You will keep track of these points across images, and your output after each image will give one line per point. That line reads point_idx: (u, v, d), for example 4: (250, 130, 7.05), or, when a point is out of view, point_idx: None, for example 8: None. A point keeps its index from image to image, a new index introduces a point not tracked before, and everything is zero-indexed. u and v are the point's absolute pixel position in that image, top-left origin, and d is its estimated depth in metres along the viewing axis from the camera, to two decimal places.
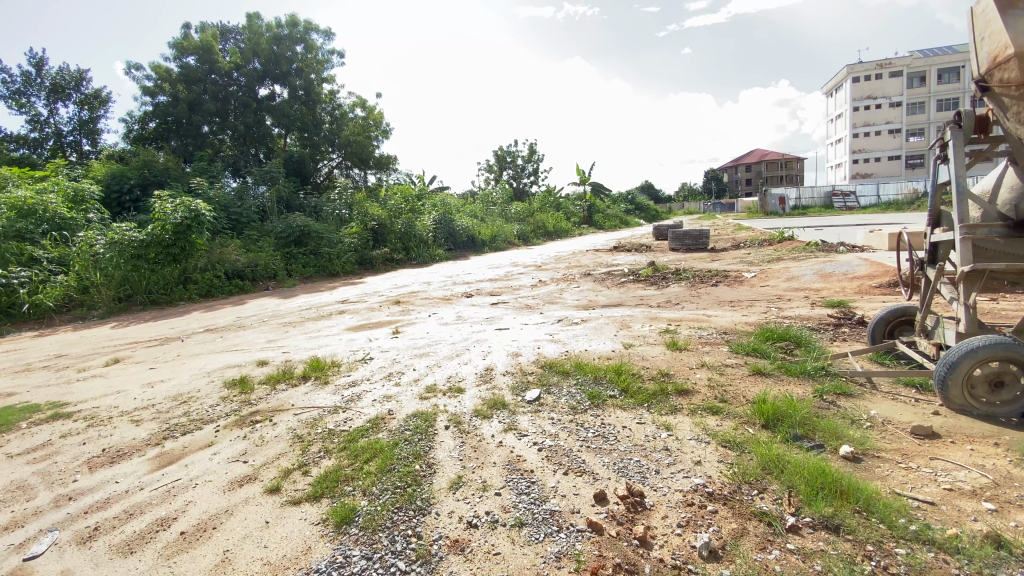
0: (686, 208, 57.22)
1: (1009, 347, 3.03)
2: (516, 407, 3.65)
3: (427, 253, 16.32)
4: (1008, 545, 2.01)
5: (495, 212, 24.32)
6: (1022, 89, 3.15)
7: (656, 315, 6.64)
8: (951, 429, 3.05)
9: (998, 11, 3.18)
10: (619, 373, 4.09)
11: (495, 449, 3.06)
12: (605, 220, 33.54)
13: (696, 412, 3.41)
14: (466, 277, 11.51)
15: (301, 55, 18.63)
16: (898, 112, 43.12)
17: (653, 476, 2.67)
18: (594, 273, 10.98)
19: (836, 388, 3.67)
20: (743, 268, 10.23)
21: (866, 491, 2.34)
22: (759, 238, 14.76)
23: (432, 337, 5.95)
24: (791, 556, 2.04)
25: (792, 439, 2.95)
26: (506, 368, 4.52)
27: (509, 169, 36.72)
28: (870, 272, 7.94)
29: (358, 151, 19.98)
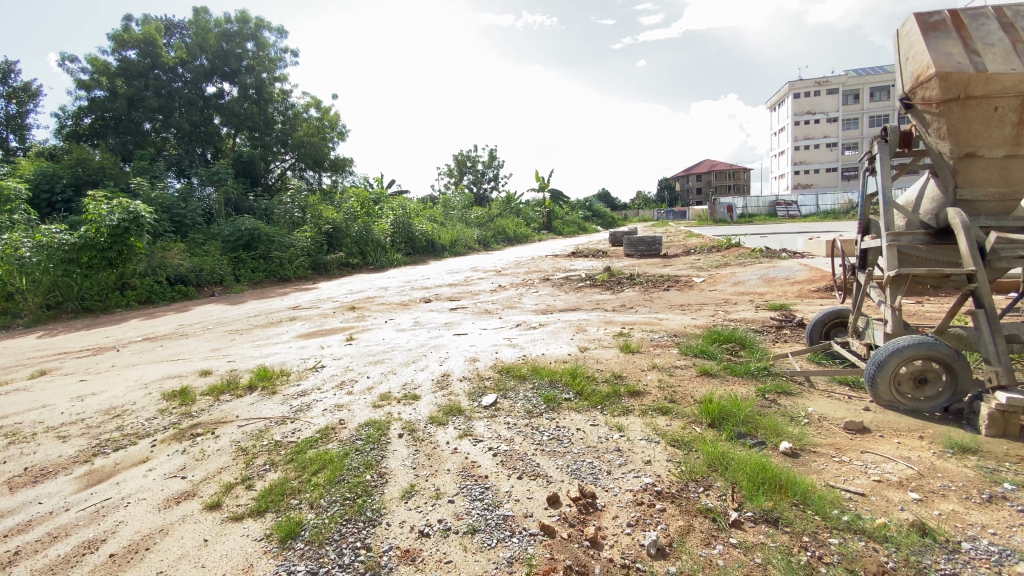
0: (641, 215, 58.95)
1: (931, 346, 3.25)
2: (472, 412, 3.62)
3: (385, 258, 16.05)
4: (931, 533, 2.15)
5: (455, 216, 24.20)
6: (943, 106, 3.41)
7: (611, 319, 6.77)
8: (881, 424, 3.25)
9: (923, 34, 3.47)
10: (574, 376, 4.14)
11: (449, 455, 3.01)
12: (564, 226, 34.04)
13: (647, 413, 3.48)
14: (424, 282, 11.37)
15: (252, 53, 17.95)
16: (835, 127, 45.95)
17: (605, 476, 2.71)
18: (553, 278, 11.11)
19: (777, 388, 3.84)
20: (694, 273, 10.60)
21: (803, 485, 2.45)
22: (710, 244, 15.36)
23: (387, 343, 5.84)
24: (733, 550, 2.10)
25: (737, 437, 3.06)
26: (463, 373, 4.48)
27: (469, 173, 36.67)
28: (809, 277, 8.39)
29: (313, 153, 19.44)
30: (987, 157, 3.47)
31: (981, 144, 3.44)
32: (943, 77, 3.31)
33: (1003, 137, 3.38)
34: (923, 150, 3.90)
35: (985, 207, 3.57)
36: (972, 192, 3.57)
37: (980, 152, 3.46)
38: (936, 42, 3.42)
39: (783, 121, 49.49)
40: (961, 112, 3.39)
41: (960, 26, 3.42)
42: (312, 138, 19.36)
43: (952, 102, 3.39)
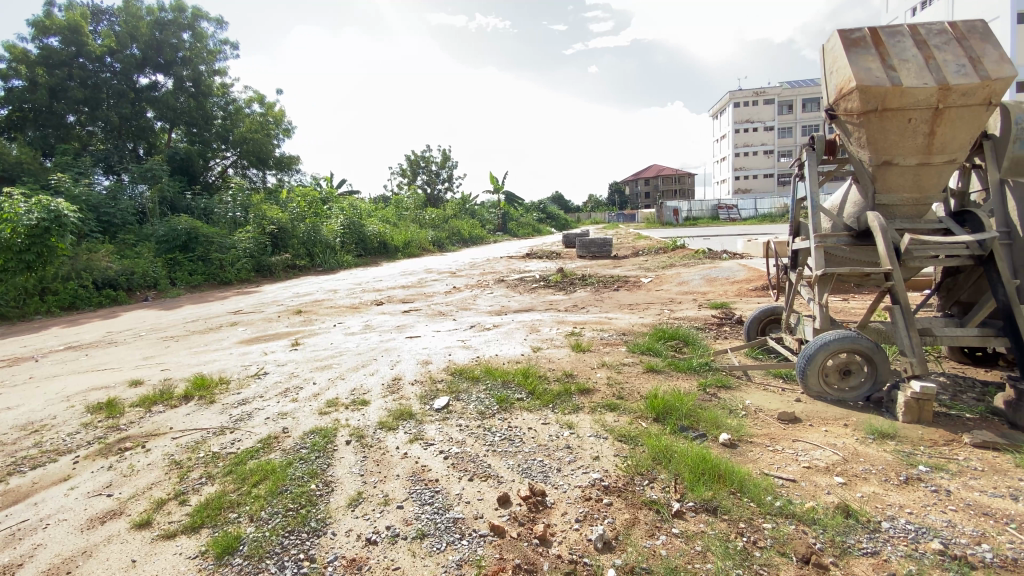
0: (593, 218, 60.21)
1: (854, 340, 3.49)
2: (423, 416, 3.56)
3: (334, 260, 15.58)
4: (855, 514, 2.31)
5: (408, 217, 23.83)
6: (862, 117, 3.65)
7: (563, 319, 6.87)
8: (810, 414, 3.46)
9: (845, 49, 3.70)
10: (526, 376, 4.17)
11: (399, 460, 2.96)
12: (518, 227, 34.24)
13: (596, 409, 3.56)
14: (376, 284, 11.14)
15: (189, 44, 16.95)
16: (771, 135, 48.73)
17: (554, 474, 2.74)
18: (507, 279, 11.14)
19: (717, 382, 4.02)
20: (642, 274, 10.92)
21: (740, 474, 2.58)
22: (658, 246, 15.89)
23: (335, 348, 5.66)
24: (675, 540, 2.18)
25: (680, 430, 3.18)
26: (414, 376, 4.41)
27: (422, 174, 36.17)
28: (747, 277, 8.84)
29: (256, 150, 18.58)
30: (902, 165, 3.72)
31: (897, 153, 3.68)
32: (863, 89, 3.53)
33: (916, 147, 3.63)
34: (846, 158, 4.20)
35: (900, 211, 3.89)
36: (889, 197, 3.87)
37: (896, 160, 3.71)
38: (857, 57, 3.66)
39: (724, 129, 52.01)
40: (878, 122, 3.62)
41: (879, 44, 3.68)
42: (255, 135, 18.51)
43: (870, 113, 3.62)
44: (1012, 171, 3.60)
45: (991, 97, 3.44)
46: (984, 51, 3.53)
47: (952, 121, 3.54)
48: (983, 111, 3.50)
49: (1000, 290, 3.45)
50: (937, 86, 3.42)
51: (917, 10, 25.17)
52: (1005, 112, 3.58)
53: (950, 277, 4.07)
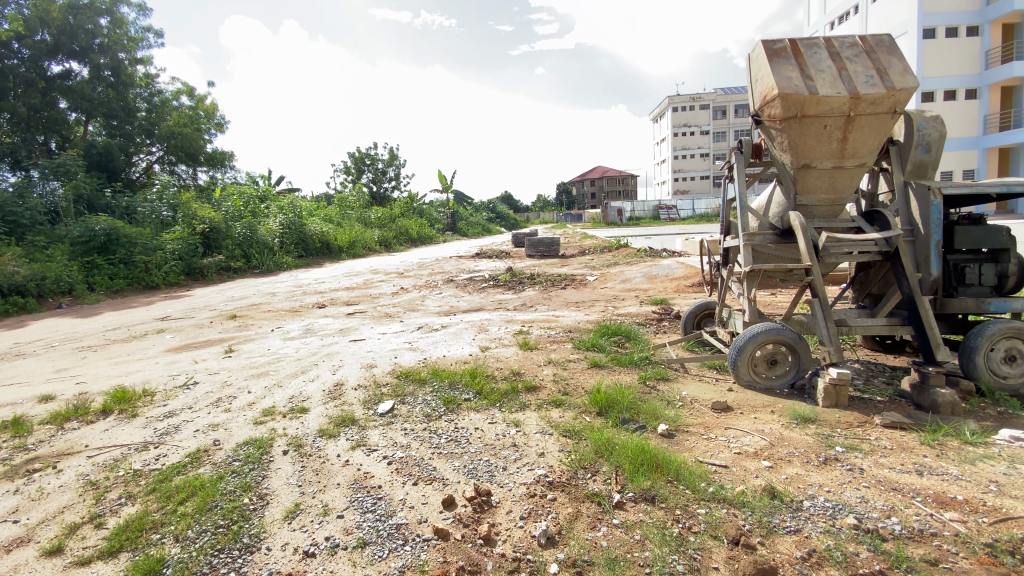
0: (542, 218, 60.91)
1: (778, 331, 3.73)
2: (367, 421, 3.46)
3: (272, 260, 14.86)
4: (780, 495, 2.46)
5: (353, 216, 23.13)
6: (784, 123, 3.90)
7: (511, 317, 6.90)
8: (741, 402, 3.66)
9: (769, 59, 3.93)
10: (473, 376, 4.14)
11: (340, 469, 2.85)
12: (467, 226, 34.05)
13: (542, 406, 3.60)
14: (318, 286, 10.75)
15: (107, 30, 15.53)
16: (707, 139, 51.16)
17: (500, 473, 2.74)
18: (456, 279, 11.06)
19: (656, 374, 4.19)
20: (587, 273, 11.16)
21: (676, 462, 2.68)
22: (604, 245, 16.27)
23: (273, 354, 5.41)
24: (615, 530, 2.24)
25: (621, 423, 3.28)
26: (358, 381, 4.27)
27: (368, 172, 35.20)
28: (685, 274, 9.24)
29: (185, 145, 17.41)
30: (819, 168, 4.00)
31: (814, 157, 3.96)
32: (784, 97, 3.75)
33: (831, 151, 3.91)
34: (770, 161, 4.48)
35: (818, 211, 4.20)
36: (808, 198, 4.17)
37: (814, 164, 3.99)
38: (779, 67, 3.90)
39: (663, 132, 54.09)
40: (798, 128, 3.87)
41: (798, 54, 3.94)
42: (184, 129, 17.34)
43: (791, 119, 3.86)
44: (914, 174, 3.95)
45: (896, 107, 3.74)
46: (890, 64, 3.83)
47: (863, 127, 3.83)
48: (889, 119, 3.81)
49: (905, 283, 3.77)
50: (848, 96, 3.70)
51: (836, 24, 27.15)
52: (907, 120, 3.92)
53: (862, 271, 4.42)
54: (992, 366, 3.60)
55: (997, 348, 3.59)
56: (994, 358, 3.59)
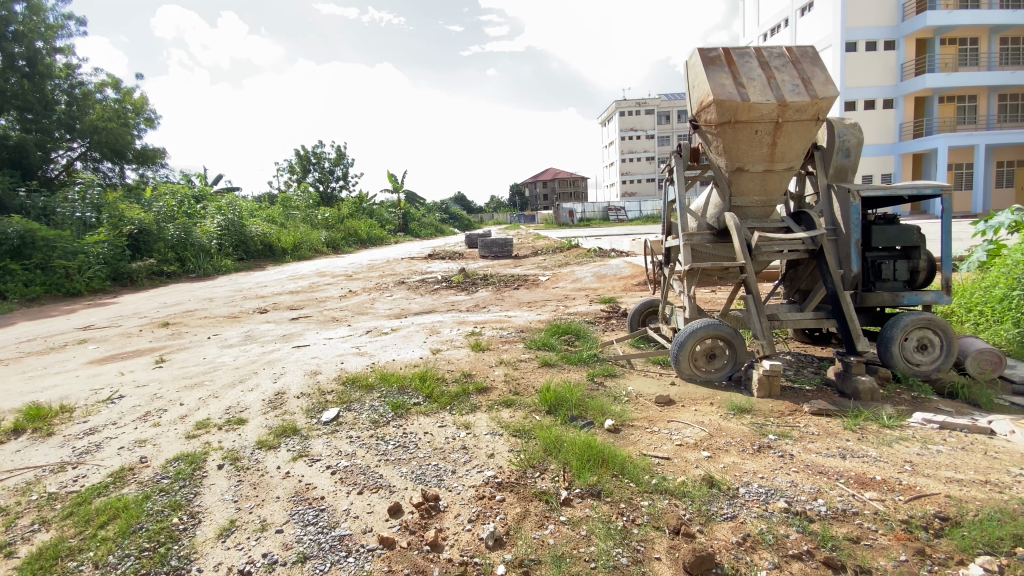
0: (495, 219, 60.96)
1: (716, 326, 3.90)
2: (310, 430, 3.33)
3: (209, 264, 14.05)
4: (718, 484, 2.56)
5: (298, 216, 22.28)
6: (719, 127, 4.08)
7: (463, 319, 6.86)
8: (683, 395, 3.81)
9: (705, 67, 4.10)
10: (424, 380, 4.07)
11: (280, 481, 2.73)
12: (419, 227, 33.53)
13: (493, 407, 3.60)
14: (261, 290, 10.29)
15: (21, 15, 14.29)
16: (653, 142, 52.92)
17: (449, 476, 2.71)
18: (407, 281, 10.88)
19: (604, 371, 4.29)
20: (539, 273, 11.27)
21: (621, 457, 2.75)
22: (555, 246, 16.48)
23: (209, 363, 5.12)
24: (563, 527, 2.27)
25: (570, 420, 3.33)
26: (301, 389, 4.10)
27: (314, 171, 33.99)
28: (633, 274, 9.51)
29: (111, 141, 16.19)
30: (751, 171, 4.22)
31: (747, 161, 4.17)
32: (718, 103, 3.93)
33: (762, 155, 4.13)
34: (707, 164, 4.68)
35: (751, 212, 4.42)
36: (743, 200, 4.39)
37: (747, 167, 4.20)
38: (714, 74, 4.08)
39: (612, 134, 55.44)
40: (732, 133, 4.07)
41: (731, 63, 4.13)
42: (109, 123, 16.09)
43: (725, 125, 4.05)
44: (836, 178, 4.23)
45: (819, 114, 3.99)
46: (814, 74, 4.07)
47: (790, 133, 4.06)
48: (814, 125, 4.05)
49: (829, 279, 4.04)
50: (777, 103, 3.90)
51: (769, 35, 28.78)
52: (830, 127, 4.18)
53: (792, 268, 4.69)
54: (906, 354, 3.91)
55: (909, 338, 3.90)
56: (907, 347, 3.91)
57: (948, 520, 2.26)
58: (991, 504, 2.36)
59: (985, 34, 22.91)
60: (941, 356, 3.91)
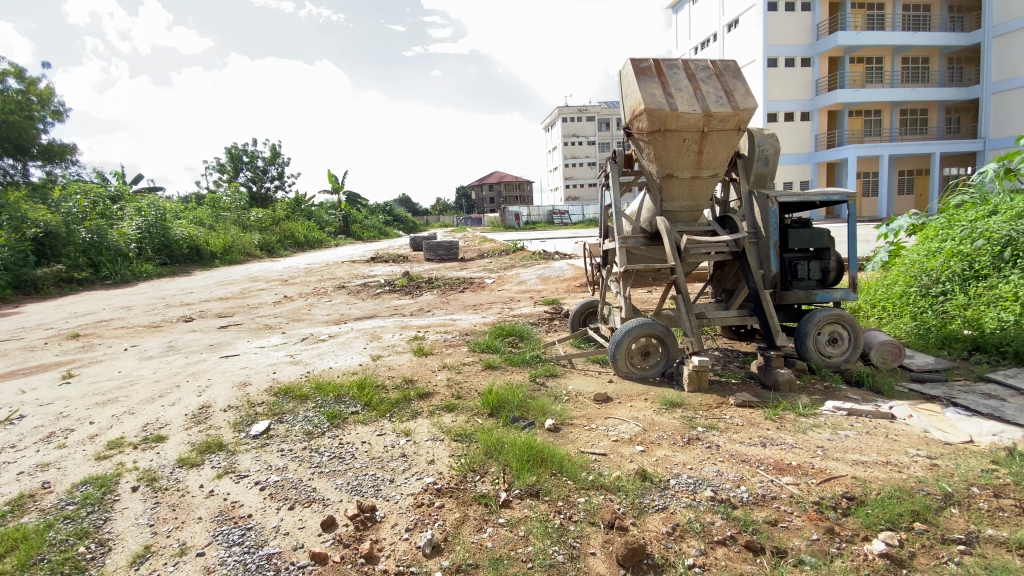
0: (441, 221, 60.31)
1: (650, 325, 4.07)
2: (237, 445, 3.16)
3: (128, 269, 12.94)
4: (650, 477, 2.67)
5: (229, 219, 21.07)
6: (650, 135, 4.27)
7: (406, 323, 6.73)
8: (620, 392, 3.94)
9: (636, 77, 4.27)
10: (362, 388, 3.95)
11: (203, 500, 2.57)
12: (362, 230, 32.62)
13: (434, 412, 3.56)
14: (187, 297, 9.65)
15: None
16: (594, 148, 54.44)
17: (386, 486, 2.65)
18: (348, 285, 10.57)
19: (546, 372, 4.36)
20: (484, 276, 11.29)
21: (560, 455, 2.81)
22: (500, 249, 16.57)
23: (125, 377, 4.73)
24: (501, 530, 2.28)
25: (511, 421, 3.36)
26: (228, 402, 3.88)
27: (246, 170, 32.28)
28: (575, 276, 9.73)
29: (11, 135, 14.73)
30: (680, 177, 4.44)
31: (676, 168, 4.39)
32: (649, 112, 4.11)
33: (689, 163, 4.35)
34: (640, 171, 4.87)
35: (681, 216, 4.65)
36: (673, 205, 4.61)
37: (676, 173, 4.42)
38: (645, 83, 4.25)
39: (555, 140, 56.53)
40: (662, 141, 4.26)
41: (661, 74, 4.32)
42: (10, 116, 14.61)
43: (656, 133, 4.24)
44: (756, 184, 4.52)
45: (740, 125, 4.23)
46: (735, 87, 4.32)
47: (714, 142, 4.29)
48: (736, 135, 4.29)
49: (751, 279, 4.32)
50: (702, 113, 4.12)
51: (699, 49, 30.37)
52: (750, 137, 4.45)
53: (719, 269, 4.96)
54: (819, 347, 4.24)
55: (822, 333, 4.23)
56: (820, 341, 4.24)
57: (854, 500, 2.47)
58: (892, 483, 2.61)
59: (889, 54, 25.20)
60: (849, 348, 4.27)
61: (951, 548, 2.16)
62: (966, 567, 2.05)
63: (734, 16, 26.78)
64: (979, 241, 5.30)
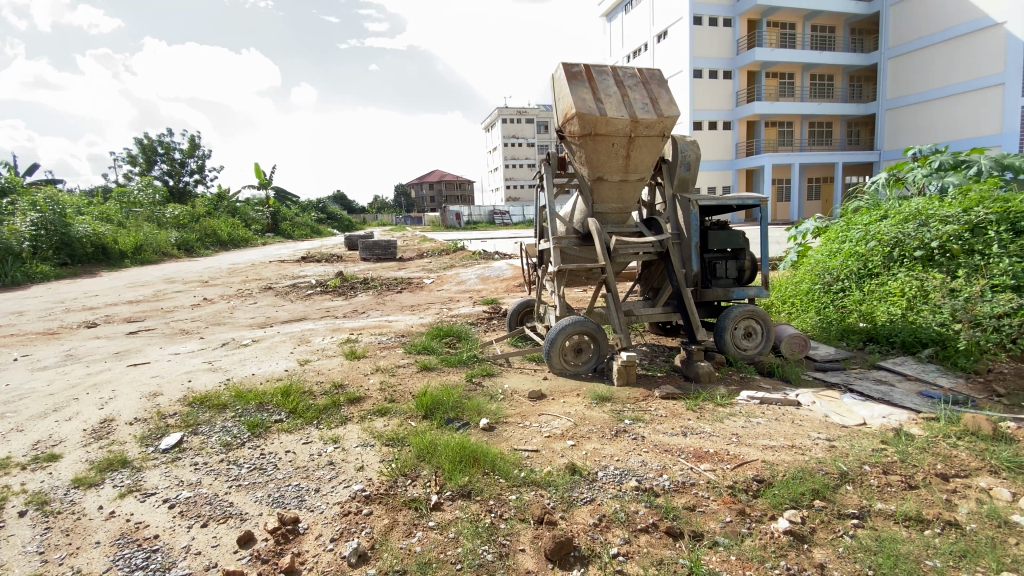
0: (379, 219, 58.59)
1: (582, 322, 4.19)
2: (144, 461, 2.92)
3: (19, 270, 11.58)
4: (579, 470, 2.75)
5: (141, 216, 19.38)
6: (581, 139, 4.39)
7: (337, 326, 6.49)
8: (554, 389, 4.03)
9: (568, 81, 4.38)
10: (287, 394, 3.77)
11: (103, 523, 2.36)
12: (294, 228, 31.16)
13: (366, 417, 3.47)
14: (91, 301, 8.77)
15: None
16: (533, 150, 55.20)
17: (311, 496, 2.55)
18: (276, 286, 10.05)
19: (482, 372, 4.37)
20: (423, 276, 11.14)
21: (492, 454, 2.82)
22: (439, 249, 16.41)
23: (12, 390, 4.23)
24: (431, 533, 2.26)
25: (446, 423, 3.34)
26: (135, 414, 3.58)
27: (162, 163, 29.85)
28: (514, 276, 9.82)
29: None
30: (609, 180, 4.59)
31: (605, 171, 4.54)
32: (580, 116, 4.23)
33: (618, 167, 4.51)
34: (572, 173, 4.99)
35: (611, 218, 4.81)
36: (603, 207, 4.77)
37: (606, 177, 4.57)
38: (576, 88, 4.38)
39: (495, 141, 56.75)
40: (593, 145, 4.40)
41: (591, 79, 4.46)
42: None
43: (587, 137, 4.36)
44: (680, 188, 4.75)
45: (664, 131, 4.43)
46: (660, 94, 4.52)
47: (641, 147, 4.47)
48: (661, 141, 4.49)
49: (674, 278, 4.55)
50: (629, 119, 4.28)
51: (632, 57, 31.57)
52: (674, 143, 4.68)
53: (646, 269, 5.18)
54: (735, 340, 4.54)
55: (739, 327, 4.54)
56: (737, 335, 4.54)
57: (763, 482, 2.67)
58: (796, 464, 2.84)
59: (799, 70, 27.41)
60: (762, 341, 4.61)
61: (846, 521, 2.38)
62: (859, 539, 2.27)
63: (664, 27, 28.07)
64: (872, 242, 5.83)
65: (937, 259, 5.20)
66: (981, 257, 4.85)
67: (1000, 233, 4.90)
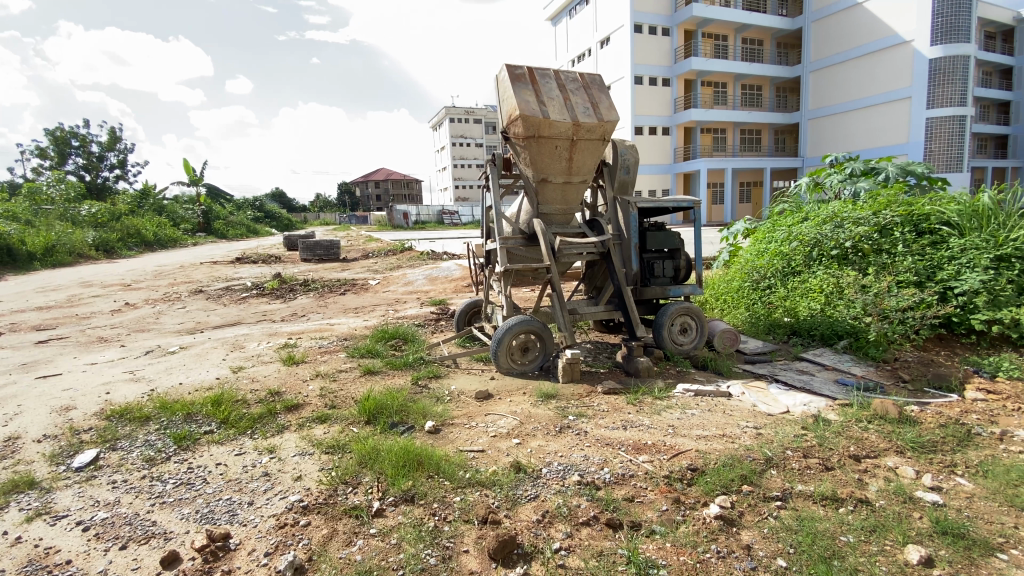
0: (322, 219, 56.57)
1: (528, 321, 4.23)
2: (55, 481, 2.68)
3: None
4: (523, 468, 2.79)
5: (52, 214, 17.74)
6: (525, 140, 4.43)
7: (275, 330, 6.21)
8: (501, 388, 4.05)
9: (511, 83, 4.42)
10: (218, 404, 3.57)
11: (2, 551, 2.14)
12: (229, 228, 29.54)
13: (305, 425, 3.35)
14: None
15: None
16: (482, 150, 55.17)
17: (245, 509, 2.44)
18: (208, 289, 9.49)
19: (428, 373, 4.32)
20: (367, 276, 10.88)
21: (436, 457, 2.81)
22: (385, 249, 16.08)
23: None
24: (372, 541, 2.22)
25: (390, 427, 3.29)
26: (44, 431, 3.28)
27: (76, 156, 27.42)
28: (461, 277, 9.78)
29: None
30: (553, 182, 4.68)
31: (549, 173, 4.62)
32: (524, 117, 4.27)
33: (561, 169, 4.61)
34: (517, 174, 5.04)
35: (555, 219, 4.90)
36: (548, 207, 4.85)
37: (550, 178, 4.66)
38: (519, 89, 4.42)
39: (443, 140, 56.25)
40: (536, 147, 4.46)
41: (534, 81, 4.52)
42: None
43: (530, 138, 4.42)
44: (620, 190, 4.91)
45: (605, 135, 4.55)
46: (601, 100, 4.64)
47: (583, 150, 4.58)
48: (602, 144, 4.61)
49: (615, 277, 4.70)
50: (571, 122, 4.38)
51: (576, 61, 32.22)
52: (614, 146, 4.83)
53: (589, 268, 5.31)
54: (672, 336, 4.75)
55: (675, 324, 4.76)
56: (674, 331, 4.76)
57: (696, 470, 2.81)
58: (727, 452, 3.01)
59: (731, 80, 28.96)
60: (697, 336, 4.85)
61: (771, 504, 2.55)
62: (781, 519, 2.44)
63: (606, 34, 28.85)
64: (795, 242, 6.25)
65: (850, 258, 5.66)
66: (888, 256, 5.33)
67: (904, 234, 5.38)
